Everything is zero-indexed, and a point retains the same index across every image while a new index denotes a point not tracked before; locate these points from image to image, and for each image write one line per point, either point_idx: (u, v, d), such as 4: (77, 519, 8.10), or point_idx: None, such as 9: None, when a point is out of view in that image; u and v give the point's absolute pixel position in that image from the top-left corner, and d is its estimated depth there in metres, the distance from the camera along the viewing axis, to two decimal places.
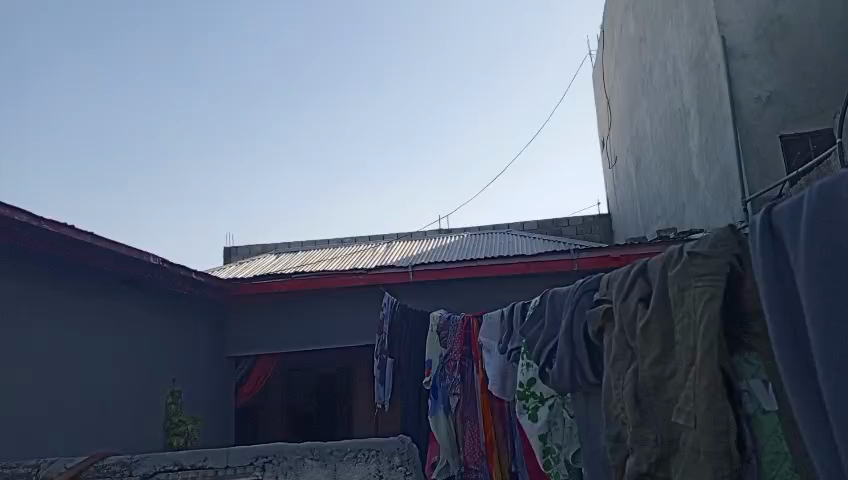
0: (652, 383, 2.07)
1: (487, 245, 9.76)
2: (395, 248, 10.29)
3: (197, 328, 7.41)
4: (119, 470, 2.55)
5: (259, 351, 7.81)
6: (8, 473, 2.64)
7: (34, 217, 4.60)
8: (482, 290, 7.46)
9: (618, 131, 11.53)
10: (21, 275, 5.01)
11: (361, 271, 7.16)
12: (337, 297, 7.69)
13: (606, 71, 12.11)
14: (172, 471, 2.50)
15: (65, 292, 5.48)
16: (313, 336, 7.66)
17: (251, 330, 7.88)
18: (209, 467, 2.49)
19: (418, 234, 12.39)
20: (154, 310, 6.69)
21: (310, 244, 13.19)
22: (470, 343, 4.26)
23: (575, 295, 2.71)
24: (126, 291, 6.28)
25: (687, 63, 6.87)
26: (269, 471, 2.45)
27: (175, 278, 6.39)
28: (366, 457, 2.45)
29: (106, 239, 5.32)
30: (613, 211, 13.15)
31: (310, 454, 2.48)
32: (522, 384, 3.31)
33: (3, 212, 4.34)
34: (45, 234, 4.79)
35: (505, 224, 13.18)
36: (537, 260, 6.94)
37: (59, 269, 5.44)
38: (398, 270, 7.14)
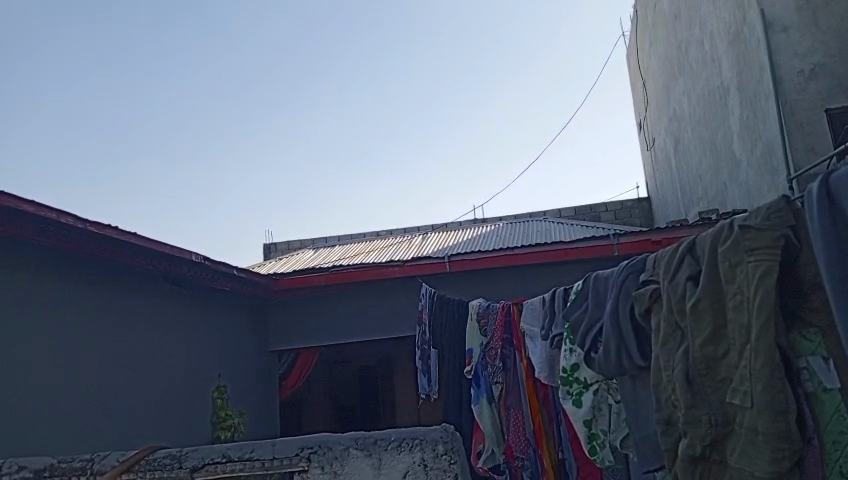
0: (704, 364, 2.01)
1: (523, 233, 9.68)
2: (431, 239, 10.27)
3: (240, 324, 7.53)
4: (169, 463, 2.60)
5: (300, 344, 7.91)
6: (63, 467, 2.71)
7: (78, 220, 4.71)
8: (520, 278, 7.40)
9: (656, 113, 11.28)
10: (68, 277, 5.16)
11: (398, 262, 7.17)
12: (375, 290, 7.72)
13: (640, 52, 11.86)
14: (221, 463, 2.53)
15: (111, 292, 5.62)
16: (353, 329, 7.71)
17: (291, 325, 7.97)
18: (256, 459, 2.51)
19: (454, 225, 12.35)
20: (196, 306, 6.80)
21: (347, 238, 13.26)
22: (511, 331, 4.22)
23: (619, 277, 2.65)
24: (170, 289, 6.41)
25: (725, 40, 6.66)
26: (315, 462, 2.45)
27: (216, 275, 6.49)
28: (410, 446, 2.44)
29: (149, 240, 5.43)
30: (651, 194, 12.90)
31: (354, 444, 2.46)
32: (565, 370, 3.27)
33: (50, 216, 4.46)
34: (90, 236, 4.92)
35: (541, 212, 13.05)
36: (576, 247, 6.84)
37: (105, 269, 5.58)
38: (434, 261, 7.13)
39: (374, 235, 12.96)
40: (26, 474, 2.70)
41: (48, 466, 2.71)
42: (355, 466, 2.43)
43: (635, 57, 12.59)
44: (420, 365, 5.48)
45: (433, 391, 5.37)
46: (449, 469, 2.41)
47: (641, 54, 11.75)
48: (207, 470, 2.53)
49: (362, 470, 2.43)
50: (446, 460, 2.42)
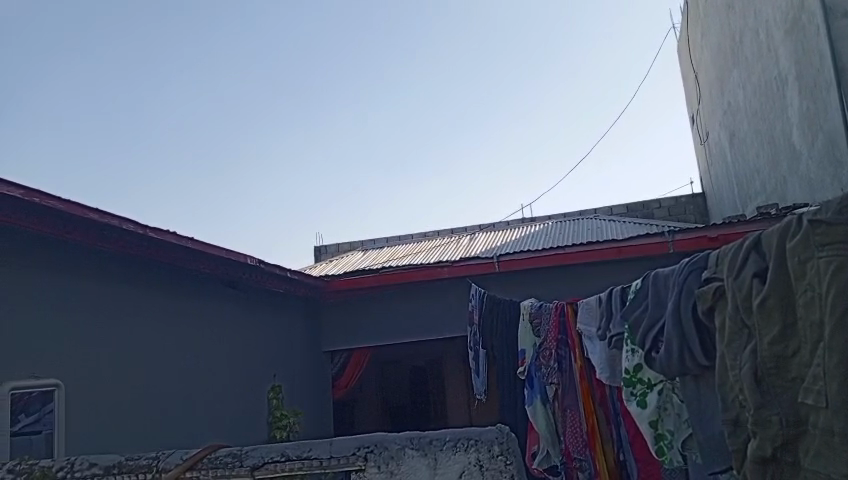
0: (773, 363, 1.95)
1: (574, 231, 9.55)
2: (479, 239, 10.24)
3: (293, 325, 7.66)
4: (231, 462, 2.66)
5: (352, 344, 8.00)
6: (131, 464, 2.80)
7: (139, 226, 4.89)
8: (571, 276, 7.30)
9: (709, 105, 10.96)
10: (130, 280, 5.36)
11: (447, 263, 7.17)
12: (424, 290, 7.74)
13: (692, 44, 11.54)
14: (280, 462, 2.58)
15: (171, 295, 5.80)
16: (404, 330, 7.75)
17: (342, 325, 8.07)
18: (314, 458, 2.54)
19: (502, 225, 12.28)
20: (251, 308, 6.95)
21: (396, 239, 13.33)
22: (565, 332, 4.17)
23: (680, 274, 2.59)
24: (227, 292, 6.58)
25: (782, 28, 6.43)
26: (371, 461, 2.47)
27: (270, 277, 6.63)
28: (465, 447, 2.44)
29: (206, 244, 5.58)
30: (706, 189, 12.55)
31: (409, 444, 2.48)
32: (628, 371, 3.21)
33: (112, 223, 4.64)
34: (150, 241, 5.09)
35: (592, 209, 12.85)
36: (629, 244, 6.71)
37: (166, 273, 5.77)
38: (483, 261, 7.10)
39: (422, 236, 12.99)
40: (97, 471, 2.81)
41: (117, 463, 2.82)
42: (411, 466, 2.44)
43: (686, 48, 12.26)
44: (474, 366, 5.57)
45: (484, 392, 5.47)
46: (506, 469, 2.40)
47: (693, 46, 11.44)
48: (267, 469, 2.58)
49: (418, 470, 2.43)
50: (502, 460, 2.41)
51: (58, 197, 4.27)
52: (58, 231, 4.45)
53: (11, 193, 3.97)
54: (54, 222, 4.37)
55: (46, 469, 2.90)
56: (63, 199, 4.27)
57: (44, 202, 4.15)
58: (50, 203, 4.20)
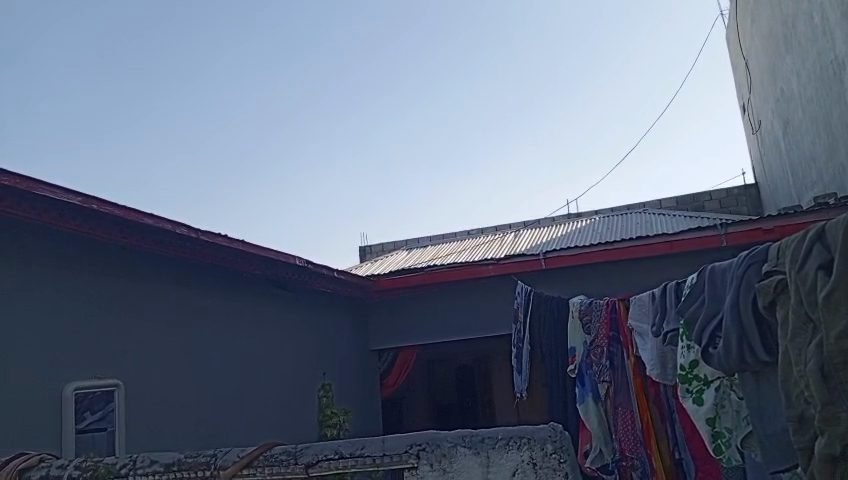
0: (841, 358, 1.88)
1: (622, 226, 9.38)
2: (524, 236, 10.16)
3: (342, 324, 7.75)
4: (286, 459, 2.70)
5: (399, 343, 8.04)
6: (190, 461, 2.87)
7: (191, 230, 5.02)
8: (620, 272, 7.18)
9: (761, 93, 10.62)
10: (184, 282, 5.52)
11: (491, 260, 7.14)
12: (470, 288, 7.73)
13: (742, 31, 11.20)
14: (334, 459, 2.60)
15: (223, 296, 5.95)
16: (450, 328, 7.75)
17: (390, 324, 8.13)
18: (367, 455, 2.56)
19: (547, 221, 12.15)
20: (300, 308, 7.06)
21: (440, 237, 13.34)
22: (617, 328, 4.11)
23: (739, 268, 2.53)
24: (277, 292, 6.71)
25: (838, 11, 6.19)
26: (424, 459, 2.48)
27: (318, 277, 6.73)
28: (518, 445, 2.42)
29: (257, 247, 5.72)
30: (760, 179, 12.16)
31: (462, 442, 2.47)
32: (683, 367, 3.15)
33: (166, 227, 4.79)
34: (203, 244, 5.24)
35: (640, 204, 12.59)
36: (680, 239, 6.56)
37: (218, 275, 5.92)
38: (530, 258, 7.04)
39: (467, 234, 12.96)
40: (158, 468, 2.89)
41: (177, 461, 2.89)
42: (464, 464, 2.43)
43: (735, 35, 11.91)
44: (516, 363, 5.50)
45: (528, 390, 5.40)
46: (560, 468, 2.38)
47: (743, 33, 11.11)
48: (322, 466, 2.61)
49: (471, 468, 2.43)
50: (556, 459, 2.39)
51: (113, 203, 4.42)
52: (115, 236, 4.61)
53: (70, 200, 4.13)
54: (110, 227, 4.53)
55: (111, 466, 3.00)
56: (118, 205, 4.42)
57: (100, 208, 4.30)
58: (106, 209, 4.35)
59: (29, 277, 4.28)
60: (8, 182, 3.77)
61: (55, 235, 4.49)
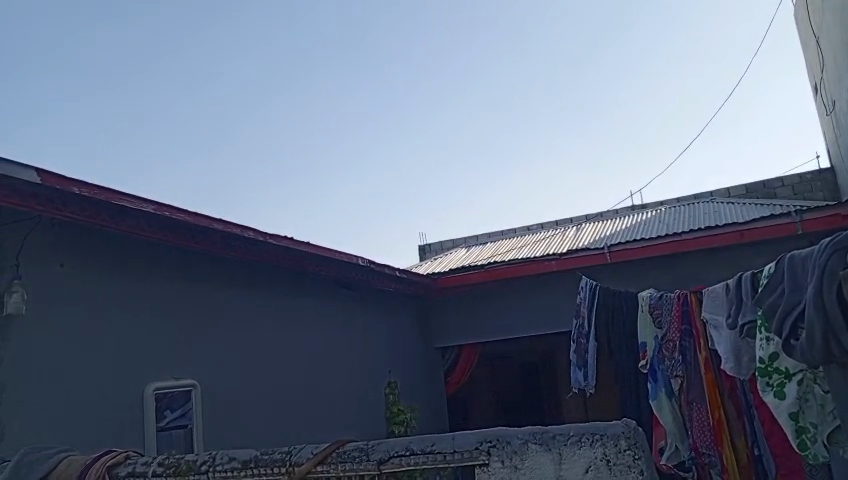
0: None
1: (688, 217, 9.11)
2: (587, 230, 9.99)
3: (405, 323, 7.82)
4: (358, 456, 2.74)
5: (462, 341, 8.05)
6: (265, 458, 2.96)
7: (258, 234, 5.18)
8: (689, 264, 6.99)
9: (835, 72, 10.13)
10: (253, 285, 5.69)
11: (553, 256, 7.06)
12: (533, 284, 7.67)
13: (811, 9, 10.70)
14: (405, 456, 2.63)
15: (291, 298, 6.10)
16: (515, 325, 7.71)
17: (452, 323, 8.14)
18: (438, 452, 2.58)
19: (610, 213, 11.92)
20: (364, 308, 7.15)
21: (500, 234, 13.26)
22: (689, 321, 4.01)
23: (821, 256, 2.44)
24: (341, 293, 6.82)
25: None
26: (495, 456, 2.48)
27: (381, 276, 6.82)
28: (590, 441, 2.39)
29: (320, 248, 5.84)
30: (836, 163, 11.59)
31: (532, 438, 2.46)
32: (762, 360, 3.00)
33: (235, 231, 4.94)
34: (270, 247, 5.39)
35: (707, 193, 12.20)
36: (753, 228, 6.32)
37: (285, 277, 6.08)
38: (593, 253, 6.92)
39: (527, 229, 12.85)
40: (235, 465, 2.99)
41: (253, 458, 2.99)
42: (536, 461, 2.42)
43: (805, 13, 11.39)
44: (574, 358, 5.43)
45: (588, 385, 5.38)
46: (634, 464, 2.33)
47: (812, 10, 10.61)
48: (393, 463, 2.65)
49: (543, 465, 2.41)
50: (630, 455, 2.34)
51: (185, 210, 4.60)
52: (188, 241, 4.79)
53: (145, 208, 4.32)
54: (183, 233, 4.71)
55: (192, 463, 3.12)
56: (190, 211, 4.59)
57: (172, 215, 4.49)
58: (179, 215, 4.53)
59: (109, 283, 4.50)
60: (87, 193, 3.98)
61: (132, 243, 4.72)
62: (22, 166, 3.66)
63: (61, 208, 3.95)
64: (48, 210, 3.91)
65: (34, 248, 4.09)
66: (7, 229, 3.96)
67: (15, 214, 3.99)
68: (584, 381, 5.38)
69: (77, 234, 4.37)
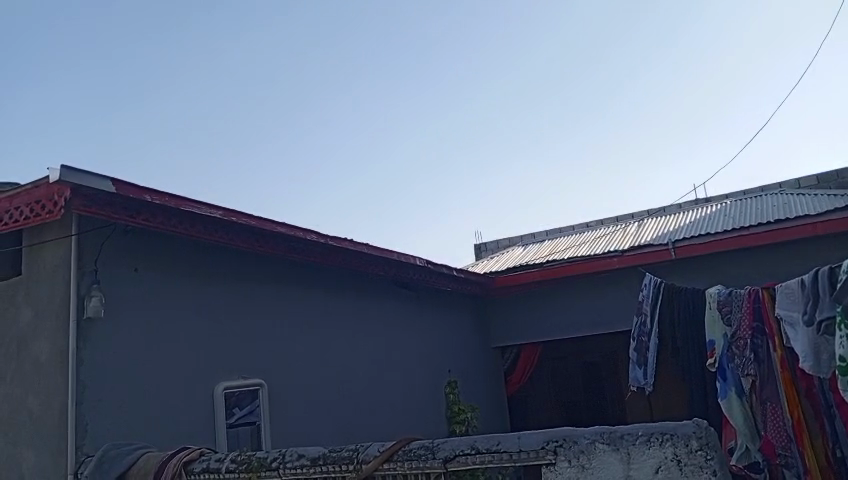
0: None
1: (756, 210, 8.80)
2: (649, 225, 9.78)
3: (464, 322, 7.83)
4: (424, 453, 2.76)
5: (522, 340, 8.00)
6: (334, 455, 3.03)
7: (320, 236, 5.30)
8: (758, 259, 6.76)
9: None
10: (316, 286, 5.82)
11: (614, 252, 6.96)
12: (594, 282, 7.57)
13: None
14: (472, 455, 2.64)
15: (352, 298, 6.21)
16: (575, 323, 7.62)
17: (512, 322, 8.10)
18: (504, 451, 2.58)
19: (672, 208, 11.62)
20: (423, 308, 7.20)
21: (558, 231, 13.10)
22: (761, 318, 3.94)
23: None
24: (400, 293, 6.90)
25: None
26: (561, 455, 2.46)
27: (439, 276, 6.87)
28: (660, 441, 2.34)
29: (379, 249, 5.93)
30: None
31: (600, 438, 2.42)
32: (843, 359, 3.06)
33: (297, 234, 5.07)
34: (331, 249, 5.50)
35: (776, 184, 11.74)
36: (826, 220, 6.08)
37: (346, 278, 6.19)
38: (657, 249, 6.77)
39: (586, 226, 12.66)
40: (305, 461, 3.07)
41: (322, 455, 3.05)
42: (604, 461, 2.38)
43: None
44: (633, 356, 5.24)
45: (647, 384, 5.13)
46: (707, 465, 2.27)
47: None
48: (459, 461, 2.67)
49: (611, 464, 2.37)
50: (702, 455, 2.28)
51: (251, 215, 4.76)
52: (254, 245, 4.94)
53: (212, 214, 4.49)
54: (248, 237, 4.86)
55: (262, 461, 3.22)
56: (255, 217, 4.75)
57: (239, 220, 4.65)
58: (245, 221, 4.69)
59: (180, 285, 4.69)
60: (158, 200, 4.16)
61: (200, 247, 4.90)
62: (98, 176, 3.86)
63: (135, 215, 4.13)
64: (123, 218, 4.10)
65: (110, 253, 4.30)
66: (86, 236, 4.17)
67: (93, 222, 4.20)
68: (644, 379, 5.14)
69: (150, 239, 4.56)
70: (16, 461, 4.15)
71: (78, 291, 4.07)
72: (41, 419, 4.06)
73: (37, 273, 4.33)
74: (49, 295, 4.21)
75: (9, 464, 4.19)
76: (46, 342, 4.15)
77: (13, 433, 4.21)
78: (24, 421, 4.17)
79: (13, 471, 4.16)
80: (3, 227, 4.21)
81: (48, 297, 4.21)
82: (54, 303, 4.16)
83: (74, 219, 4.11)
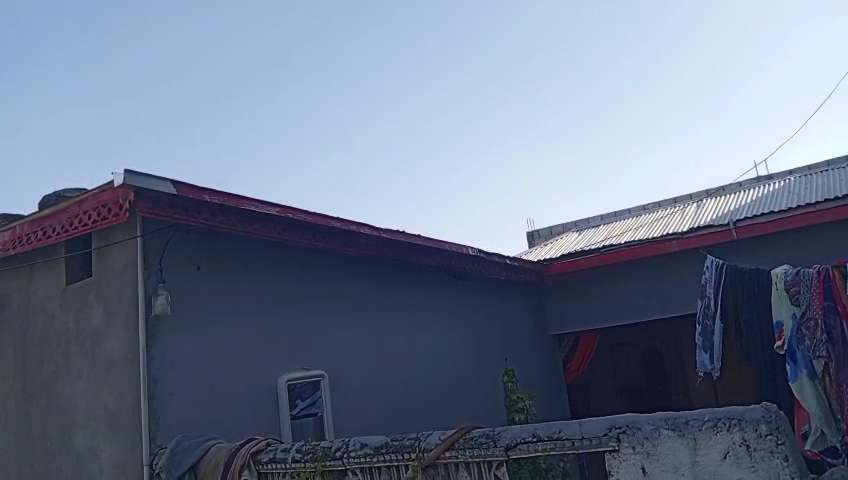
0: None
1: (822, 185, 8.44)
2: (708, 206, 9.50)
3: (520, 310, 7.80)
4: (485, 441, 2.77)
5: (579, 327, 7.91)
6: (396, 444, 3.06)
7: (374, 229, 5.36)
8: (827, 237, 6.48)
9: None
10: (371, 278, 5.90)
11: (674, 235, 6.79)
12: (653, 266, 7.42)
13: None
14: (533, 442, 2.64)
15: (407, 289, 6.26)
16: (635, 309, 7.49)
17: (569, 309, 8.02)
18: (565, 438, 2.56)
19: (732, 186, 11.25)
20: (477, 297, 7.19)
21: (612, 215, 12.86)
22: (832, 297, 3.89)
23: None
24: (454, 283, 6.91)
25: None
26: (625, 442, 2.42)
27: (493, 264, 6.84)
28: (727, 426, 2.26)
29: (431, 239, 5.96)
30: None
31: (664, 424, 2.37)
32: None
33: (351, 228, 5.15)
34: (385, 241, 5.56)
35: (843, 157, 11.22)
36: None
37: (400, 270, 6.24)
38: (719, 229, 6.57)
39: (642, 209, 12.38)
40: (368, 450, 3.13)
41: (384, 443, 3.10)
42: (670, 447, 2.33)
43: None
44: (700, 341, 5.16)
45: (714, 368, 5.03)
46: (778, 450, 2.18)
47: None
48: (521, 449, 2.67)
49: (678, 450, 2.32)
50: (772, 440, 2.19)
51: (306, 211, 4.86)
52: (311, 241, 5.04)
53: (269, 211, 4.60)
54: (305, 233, 4.96)
55: (326, 450, 3.30)
56: (311, 212, 4.85)
57: (296, 216, 4.75)
58: (301, 216, 4.79)
59: (241, 282, 4.83)
60: (218, 200, 4.29)
61: (259, 244, 5.03)
62: (159, 179, 4.00)
63: (196, 215, 4.26)
64: (186, 219, 4.23)
65: (174, 253, 4.45)
66: (151, 237, 4.33)
67: (157, 222, 4.36)
68: (712, 363, 5.04)
69: (210, 238, 4.71)
70: (96, 454, 4.37)
71: (145, 290, 4.23)
72: (117, 413, 4.26)
73: (107, 274, 4.53)
74: (118, 295, 4.40)
75: (89, 457, 4.41)
76: (118, 340, 4.34)
77: (91, 427, 4.43)
78: (100, 415, 4.39)
79: (94, 462, 4.38)
80: (74, 231, 4.42)
81: (118, 296, 4.40)
82: (123, 302, 4.35)
83: (139, 221, 4.28)
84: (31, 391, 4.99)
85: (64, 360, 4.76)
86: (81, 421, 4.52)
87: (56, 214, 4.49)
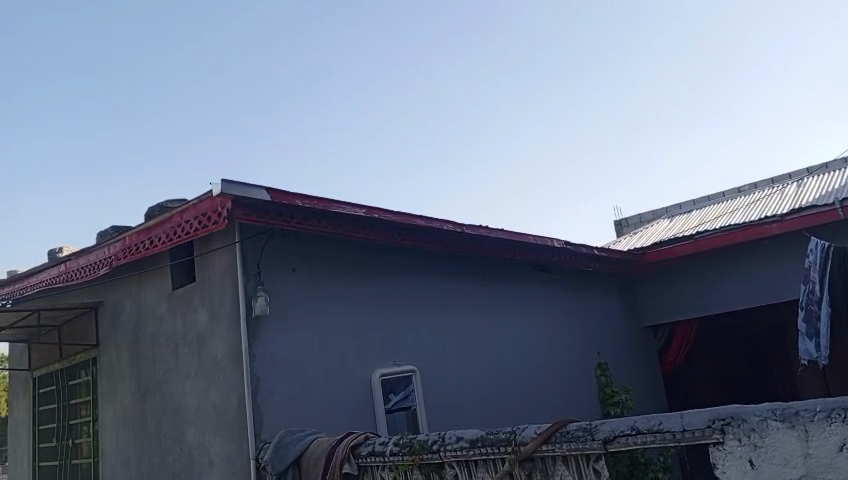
0: None
1: None
2: (810, 185, 8.95)
3: (611, 302, 7.63)
4: (582, 435, 2.75)
5: (675, 317, 7.65)
6: (491, 438, 3.10)
7: (456, 226, 5.42)
8: None
9: None
10: (458, 274, 5.95)
11: (773, 217, 6.47)
12: (752, 251, 7.09)
13: None
14: (631, 435, 2.61)
15: (494, 283, 6.27)
16: (734, 296, 7.18)
17: (663, 298, 7.78)
18: (666, 431, 2.52)
19: (838, 162, 10.54)
20: (565, 289, 7.11)
21: (705, 199, 12.34)
22: None
23: None
24: (541, 276, 6.86)
25: None
26: (730, 434, 2.36)
27: (579, 256, 6.74)
28: (842, 418, 2.12)
29: (515, 234, 5.95)
30: None
31: (772, 415, 2.27)
32: None
33: (435, 225, 5.23)
34: (470, 237, 5.60)
35: None
36: None
37: (486, 265, 6.26)
38: (823, 209, 6.21)
39: (737, 192, 11.80)
40: (464, 444, 3.17)
41: (480, 437, 3.14)
42: (778, 439, 2.24)
43: None
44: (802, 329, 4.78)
45: (821, 356, 4.67)
46: None
47: None
48: (619, 442, 2.64)
49: (788, 443, 2.22)
50: None
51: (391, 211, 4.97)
52: (398, 240, 5.14)
53: (355, 212, 4.74)
54: (392, 232, 5.08)
55: (423, 444, 3.37)
56: (396, 212, 4.96)
57: (381, 216, 4.87)
58: (386, 216, 4.91)
59: (334, 282, 5.00)
60: (308, 204, 4.47)
61: (349, 245, 5.19)
62: (253, 187, 4.21)
63: (289, 219, 4.46)
64: (280, 224, 4.43)
65: (270, 256, 4.67)
66: (249, 242, 4.57)
67: (253, 228, 4.59)
68: (818, 351, 4.68)
69: (303, 240, 4.90)
70: (207, 448, 4.65)
71: (246, 292, 4.47)
72: (224, 409, 4.52)
73: (209, 278, 4.81)
74: (221, 298, 4.66)
75: (200, 451, 4.70)
76: (222, 340, 4.60)
77: (201, 423, 4.72)
78: (209, 411, 4.66)
79: (205, 456, 4.66)
80: (178, 239, 4.71)
81: (221, 299, 4.66)
82: (226, 305, 4.60)
83: (236, 228, 4.52)
84: (146, 390, 5.37)
85: (174, 361, 5.08)
86: (191, 418, 4.82)
87: (160, 225, 4.80)
